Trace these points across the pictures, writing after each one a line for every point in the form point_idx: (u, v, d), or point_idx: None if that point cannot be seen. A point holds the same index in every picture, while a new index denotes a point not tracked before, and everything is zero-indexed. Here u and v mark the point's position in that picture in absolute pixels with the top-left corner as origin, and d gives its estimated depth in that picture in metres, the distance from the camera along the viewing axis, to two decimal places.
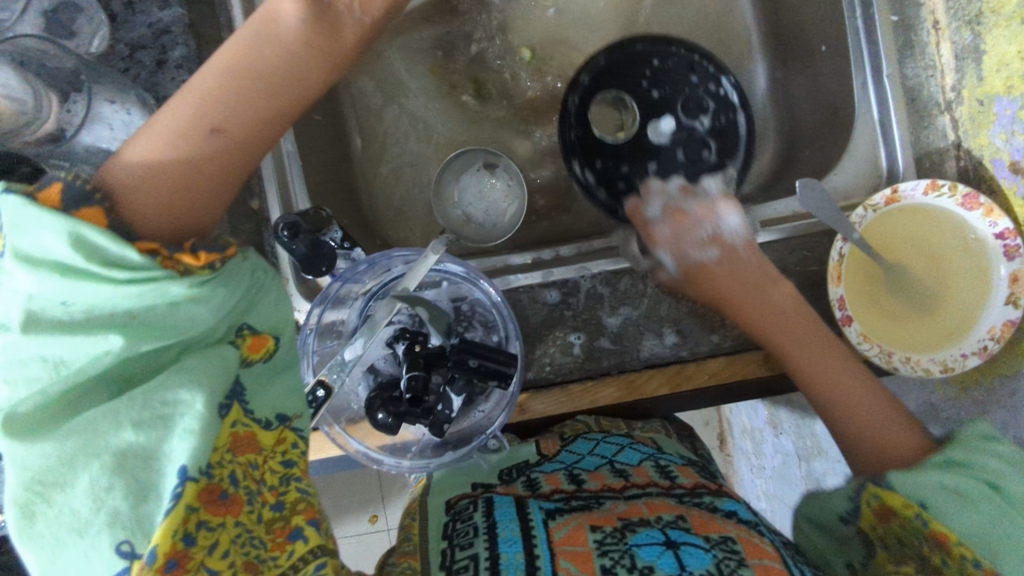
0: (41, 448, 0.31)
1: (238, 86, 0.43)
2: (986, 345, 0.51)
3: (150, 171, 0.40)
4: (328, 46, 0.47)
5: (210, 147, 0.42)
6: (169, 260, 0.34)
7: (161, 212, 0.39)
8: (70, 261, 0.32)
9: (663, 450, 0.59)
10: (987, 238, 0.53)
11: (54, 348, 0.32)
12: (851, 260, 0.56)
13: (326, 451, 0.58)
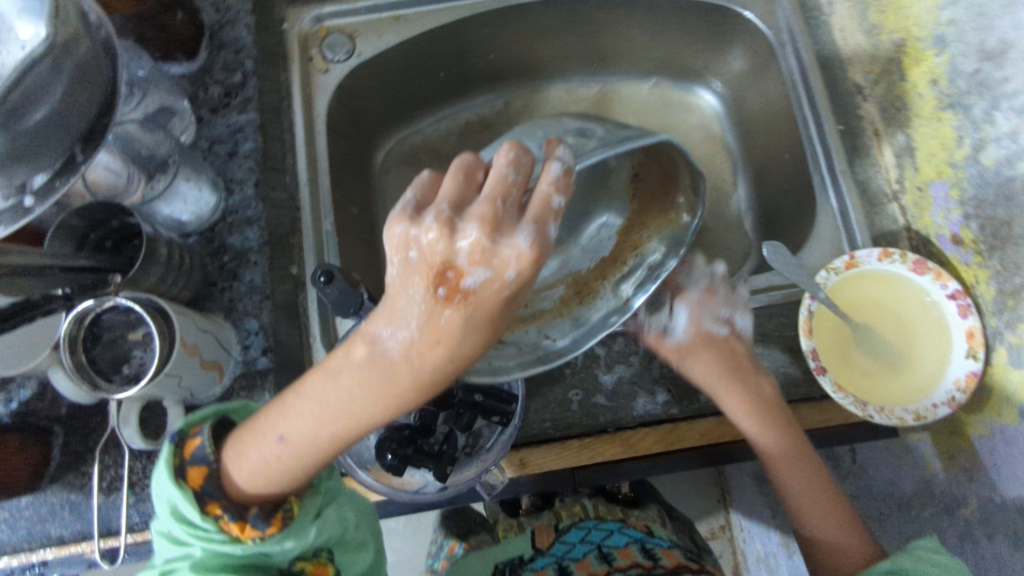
0: None
1: (341, 398, 0.44)
2: (953, 396, 0.56)
3: (252, 473, 0.45)
4: (386, 392, 0.43)
5: (303, 442, 0.45)
6: (228, 524, 0.44)
7: (251, 489, 0.45)
8: (174, 510, 0.45)
9: (652, 535, 0.73)
10: (941, 298, 0.59)
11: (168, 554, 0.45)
12: (820, 318, 0.61)
13: None
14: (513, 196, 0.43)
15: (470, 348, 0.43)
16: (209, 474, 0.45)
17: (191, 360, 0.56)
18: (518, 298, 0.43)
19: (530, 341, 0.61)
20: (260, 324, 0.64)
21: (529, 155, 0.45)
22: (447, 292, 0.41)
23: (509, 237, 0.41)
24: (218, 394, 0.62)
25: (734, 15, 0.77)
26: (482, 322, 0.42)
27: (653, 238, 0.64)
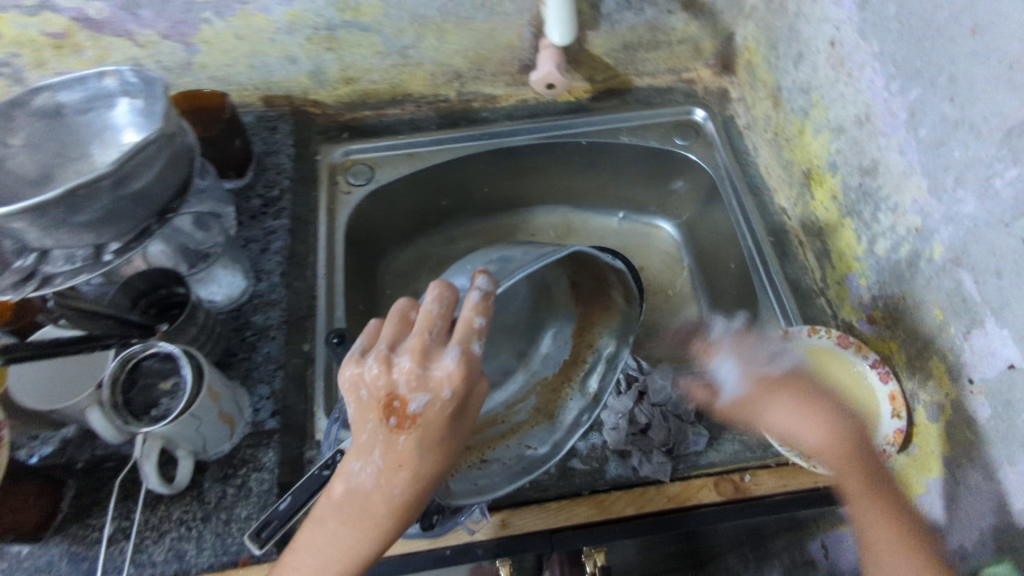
0: None
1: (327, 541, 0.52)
2: (886, 450, 0.65)
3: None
4: (363, 523, 0.51)
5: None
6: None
7: None
8: None
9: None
10: (866, 367, 0.70)
11: None
12: None
13: None
14: (438, 324, 0.52)
15: (431, 464, 0.51)
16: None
17: (212, 405, 0.64)
18: (464, 406, 0.52)
19: (514, 451, 0.68)
20: (271, 390, 0.73)
21: (452, 289, 0.54)
22: (397, 421, 0.50)
23: (437, 358, 0.51)
24: (228, 451, 0.69)
25: (682, 157, 0.95)
26: (436, 438, 0.51)
27: (603, 333, 0.75)
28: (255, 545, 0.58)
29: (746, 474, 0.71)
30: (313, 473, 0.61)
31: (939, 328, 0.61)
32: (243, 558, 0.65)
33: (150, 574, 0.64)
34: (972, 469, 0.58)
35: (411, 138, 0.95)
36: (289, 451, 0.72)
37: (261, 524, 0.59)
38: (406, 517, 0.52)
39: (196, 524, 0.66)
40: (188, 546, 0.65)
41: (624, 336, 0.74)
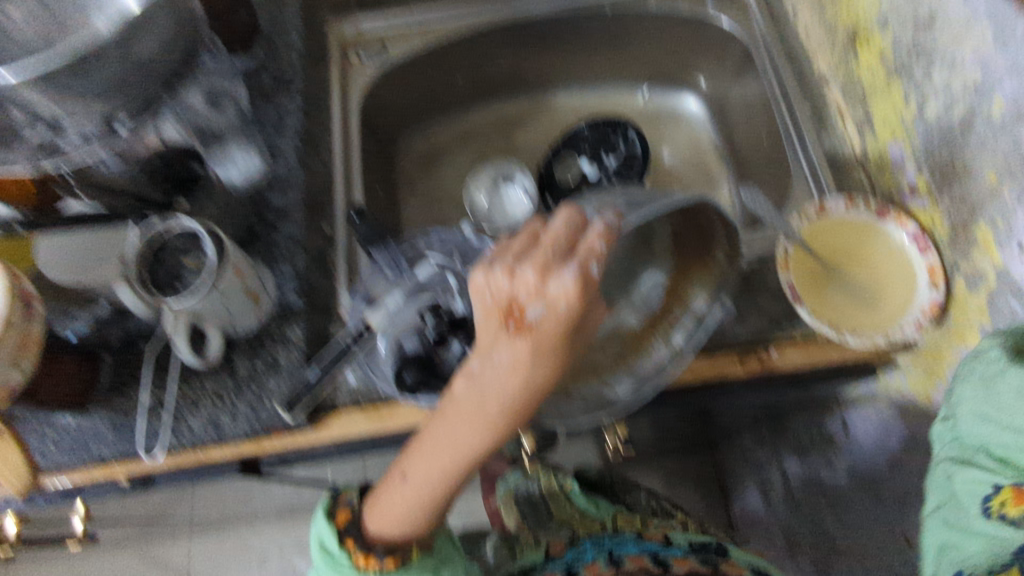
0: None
1: (437, 438, 0.57)
2: (920, 321, 0.65)
3: (383, 513, 0.62)
4: (475, 417, 0.55)
5: (421, 482, 0.59)
6: (355, 555, 0.62)
7: (384, 532, 0.62)
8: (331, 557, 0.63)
9: (669, 544, 0.82)
10: (904, 240, 0.68)
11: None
12: (796, 258, 0.70)
13: (352, 427, 0.70)
14: (562, 244, 0.53)
15: (536, 385, 0.54)
16: (351, 516, 0.65)
17: (237, 281, 0.64)
18: (580, 318, 0.53)
19: (593, 391, 0.62)
20: (295, 270, 0.73)
21: (583, 216, 0.54)
22: (514, 326, 0.53)
23: (559, 272, 0.51)
24: (255, 329, 0.70)
25: (715, 24, 0.89)
26: (545, 358, 0.52)
27: (697, 288, 0.63)
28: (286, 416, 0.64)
29: (771, 348, 0.70)
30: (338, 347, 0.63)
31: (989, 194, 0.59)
32: (277, 427, 0.68)
33: (192, 441, 0.67)
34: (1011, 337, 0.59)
35: (427, 11, 0.90)
36: (315, 328, 0.73)
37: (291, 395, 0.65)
38: (509, 419, 0.55)
39: (230, 397, 0.68)
40: (223, 417, 0.68)
41: (717, 296, 0.63)
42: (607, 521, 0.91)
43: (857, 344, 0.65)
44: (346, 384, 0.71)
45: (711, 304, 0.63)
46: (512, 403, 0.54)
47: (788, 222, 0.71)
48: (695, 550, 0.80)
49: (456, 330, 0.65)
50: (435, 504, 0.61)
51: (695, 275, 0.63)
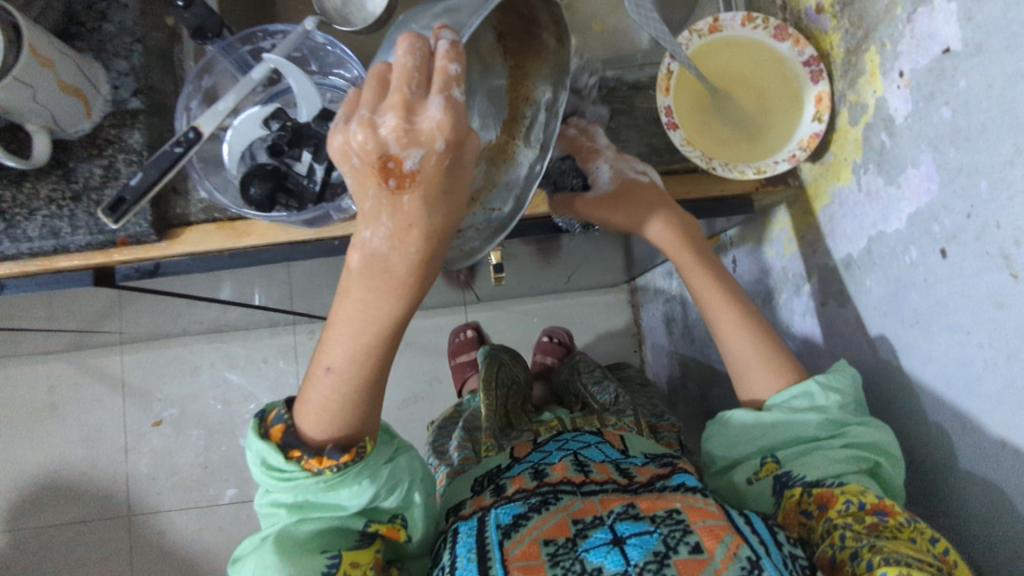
0: (272, 519, 0.56)
1: (361, 317, 0.50)
2: (795, 154, 0.61)
3: (317, 417, 0.54)
4: (388, 284, 0.48)
5: (348, 368, 0.52)
6: (308, 462, 0.53)
7: (318, 433, 0.54)
8: (272, 468, 0.54)
9: (628, 452, 0.73)
10: (799, 64, 0.63)
11: (296, 507, 0.55)
12: (680, 79, 0.64)
13: (207, 242, 0.67)
14: (416, 78, 0.41)
15: (446, 234, 0.46)
16: (287, 429, 0.54)
17: (45, 72, 0.57)
18: (468, 151, 0.43)
19: (479, 221, 0.51)
20: (131, 67, 0.66)
21: (424, 37, 0.42)
22: (396, 183, 0.42)
23: (423, 106, 0.41)
24: (88, 131, 0.64)
25: None
26: (447, 204, 0.44)
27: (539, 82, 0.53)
28: (111, 220, 0.57)
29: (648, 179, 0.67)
30: (164, 150, 0.57)
31: (885, 11, 0.53)
32: (122, 239, 0.64)
33: (30, 248, 0.63)
34: (877, 174, 0.56)
35: None
36: (159, 135, 0.67)
37: (113, 200, 0.57)
38: (426, 272, 0.48)
39: (67, 204, 0.63)
40: (61, 225, 0.63)
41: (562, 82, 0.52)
42: (566, 421, 0.86)
43: (726, 174, 0.61)
44: (198, 196, 0.67)
45: (558, 89, 0.52)
46: (423, 257, 0.46)
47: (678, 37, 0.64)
48: (652, 459, 0.72)
49: (300, 141, 0.61)
50: (373, 390, 0.54)
51: (532, 68, 0.53)
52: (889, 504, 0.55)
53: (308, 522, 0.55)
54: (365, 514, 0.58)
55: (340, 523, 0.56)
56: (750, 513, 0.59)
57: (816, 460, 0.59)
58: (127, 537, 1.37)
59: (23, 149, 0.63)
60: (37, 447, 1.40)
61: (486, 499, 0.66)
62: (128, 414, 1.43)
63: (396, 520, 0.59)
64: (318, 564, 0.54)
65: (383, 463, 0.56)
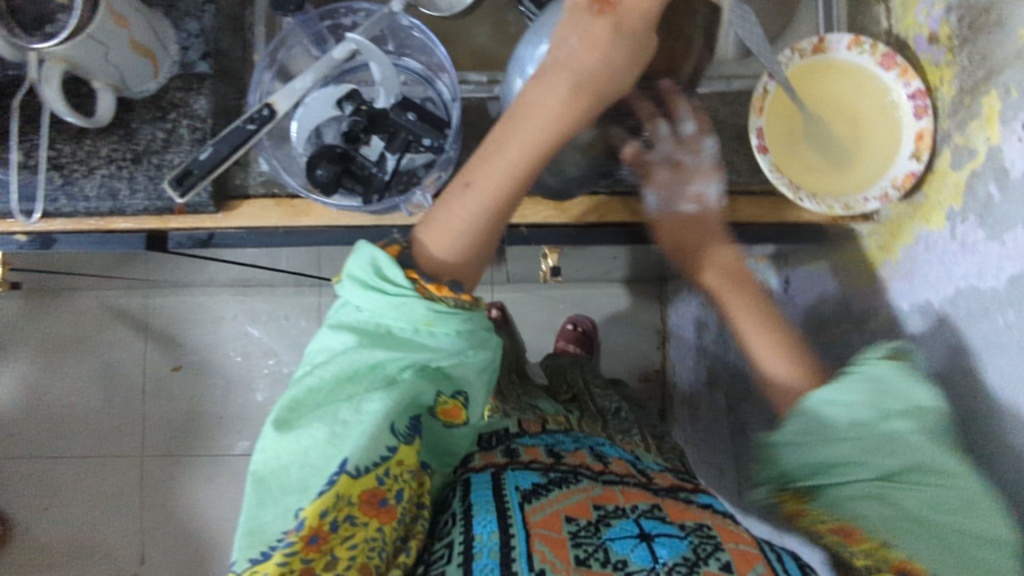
0: (341, 343, 0.47)
1: (514, 137, 0.51)
2: (887, 192, 0.59)
3: (440, 231, 0.51)
4: (557, 100, 0.50)
5: (483, 185, 0.51)
6: (424, 287, 0.47)
7: (439, 253, 0.51)
8: (375, 282, 0.47)
9: (641, 458, 0.70)
10: (902, 97, 0.59)
11: (377, 336, 0.47)
12: (775, 100, 0.62)
13: (264, 218, 0.65)
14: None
15: (625, 70, 0.51)
16: (403, 251, 0.51)
17: (119, 30, 0.54)
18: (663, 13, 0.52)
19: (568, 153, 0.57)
20: (201, 28, 0.63)
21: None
22: (598, 7, 0.50)
23: None
24: (154, 91, 0.62)
25: None
26: (633, 47, 0.50)
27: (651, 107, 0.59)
28: (177, 193, 0.54)
29: (726, 200, 0.65)
30: (236, 125, 0.55)
31: (1016, 55, 0.50)
32: (179, 207, 0.62)
33: (87, 207, 0.62)
34: (977, 227, 0.54)
35: None
36: (224, 101, 0.64)
37: (180, 172, 0.54)
38: (595, 103, 0.51)
39: (127, 165, 0.62)
40: (120, 186, 0.61)
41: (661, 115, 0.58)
42: (572, 420, 0.79)
43: (813, 207, 0.59)
44: (258, 169, 0.65)
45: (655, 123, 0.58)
46: (597, 78, 0.50)
47: (778, 55, 0.61)
48: (669, 469, 0.69)
49: (375, 127, 0.58)
50: (493, 234, 0.53)
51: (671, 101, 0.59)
52: (916, 566, 0.46)
53: (382, 362, 0.46)
54: (437, 380, 0.48)
55: (414, 386, 0.46)
56: (780, 552, 0.54)
57: (864, 503, 0.49)
58: (139, 478, 1.39)
59: (85, 105, 0.61)
60: (57, 379, 1.41)
61: (498, 458, 0.61)
62: (150, 358, 1.43)
63: (460, 399, 0.50)
64: (382, 436, 0.46)
65: (483, 329, 0.49)
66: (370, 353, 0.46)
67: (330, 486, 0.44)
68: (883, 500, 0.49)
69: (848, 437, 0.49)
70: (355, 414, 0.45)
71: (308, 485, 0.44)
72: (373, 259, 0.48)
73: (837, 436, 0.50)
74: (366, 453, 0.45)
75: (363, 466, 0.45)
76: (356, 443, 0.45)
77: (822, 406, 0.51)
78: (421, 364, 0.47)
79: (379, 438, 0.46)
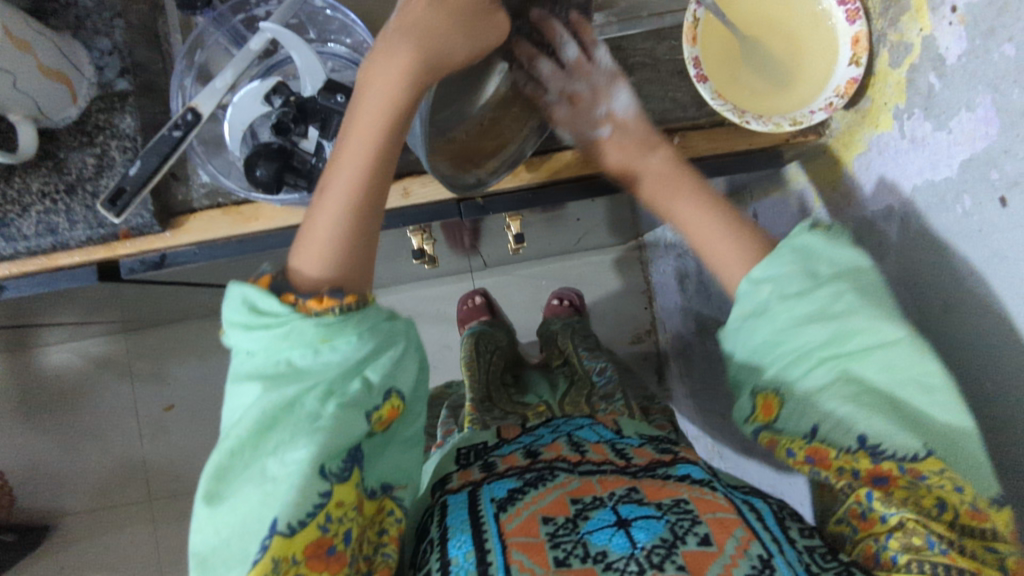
0: (241, 394, 0.48)
1: (357, 120, 0.52)
2: (832, 102, 0.58)
3: (309, 249, 0.50)
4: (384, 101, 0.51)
5: (338, 186, 0.50)
6: (307, 305, 0.48)
7: (313, 267, 0.50)
8: (253, 323, 0.48)
9: (623, 434, 0.71)
10: (832, 6, 0.58)
11: (272, 383, 0.47)
12: (706, 27, 0.60)
13: (214, 229, 0.63)
14: None
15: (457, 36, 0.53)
16: (277, 279, 0.50)
17: (24, 57, 0.52)
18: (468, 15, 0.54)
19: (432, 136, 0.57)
20: (114, 44, 0.61)
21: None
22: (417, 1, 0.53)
23: None
24: (76, 117, 0.60)
25: None
26: (457, 2, 0.53)
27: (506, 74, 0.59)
28: (112, 213, 0.56)
29: (675, 137, 0.65)
30: (162, 134, 0.55)
31: None
32: (123, 231, 0.61)
33: (28, 246, 0.60)
34: (924, 119, 0.53)
35: None
36: (151, 116, 0.63)
37: (113, 192, 0.55)
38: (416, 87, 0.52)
39: (61, 197, 0.60)
40: (58, 220, 0.60)
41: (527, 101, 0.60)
42: (553, 406, 0.85)
43: (761, 127, 0.58)
44: (199, 181, 0.63)
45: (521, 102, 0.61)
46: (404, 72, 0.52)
47: None
48: (649, 441, 0.69)
49: (306, 116, 0.58)
50: (368, 221, 0.51)
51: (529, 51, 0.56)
52: (889, 464, 0.47)
53: (281, 403, 0.47)
54: (361, 400, 0.48)
55: (328, 383, 0.48)
56: (758, 507, 0.55)
57: (833, 397, 0.48)
58: (150, 521, 1.37)
59: (8, 140, 0.59)
60: (48, 436, 1.39)
61: (475, 475, 0.63)
62: (140, 401, 1.41)
63: (392, 399, 0.50)
64: (314, 483, 0.46)
65: (385, 321, 0.51)
66: (273, 402, 0.47)
67: (264, 552, 0.45)
68: (849, 392, 0.48)
69: (808, 321, 0.49)
70: (275, 399, 0.47)
71: (246, 555, 0.45)
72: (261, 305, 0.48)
73: (778, 318, 0.50)
74: (297, 507, 0.46)
75: (295, 520, 0.46)
76: (287, 500, 0.45)
77: (755, 285, 0.51)
78: (336, 390, 0.48)
79: (304, 482, 0.46)
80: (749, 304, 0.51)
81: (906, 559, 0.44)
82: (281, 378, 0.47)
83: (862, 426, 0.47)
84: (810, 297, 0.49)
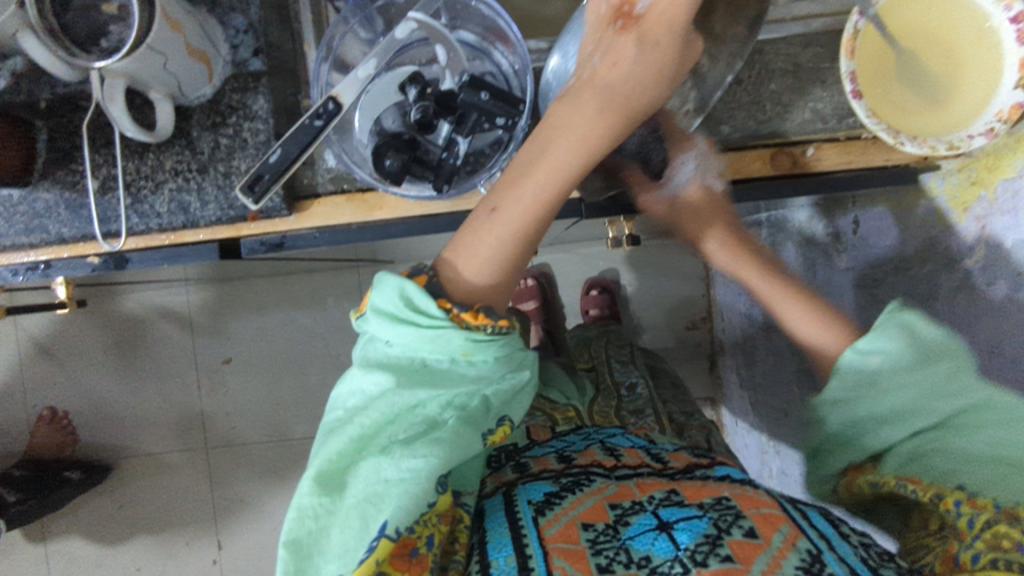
0: (371, 379, 0.45)
1: (551, 154, 0.47)
2: (993, 126, 0.55)
3: (469, 262, 0.47)
4: (577, 124, 0.47)
5: (511, 212, 0.47)
6: (460, 316, 0.44)
7: (470, 283, 0.46)
8: (401, 313, 0.44)
9: (656, 442, 0.66)
10: (1002, 23, 0.55)
11: (408, 383, 0.44)
12: (864, 40, 0.58)
13: (338, 216, 0.64)
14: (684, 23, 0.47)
15: (655, 92, 0.49)
16: (432, 279, 0.46)
17: (177, 37, 0.51)
18: (679, 53, 0.48)
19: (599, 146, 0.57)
20: (249, 22, 0.60)
21: None
22: (623, 24, 0.49)
23: None
24: (210, 96, 0.60)
25: None
26: (667, 58, 0.48)
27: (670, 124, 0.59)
28: (250, 200, 0.52)
29: (809, 148, 0.63)
30: (303, 123, 0.52)
31: None
32: (252, 214, 0.61)
33: (159, 224, 0.61)
34: None
35: None
36: (282, 98, 0.62)
37: (251, 178, 0.52)
38: (622, 121, 0.48)
39: (194, 176, 0.60)
40: (190, 199, 0.60)
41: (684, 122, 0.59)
42: (583, 412, 0.75)
43: (914, 150, 0.56)
44: (325, 166, 0.63)
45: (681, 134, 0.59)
46: (614, 106, 0.48)
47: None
48: (683, 447, 0.65)
49: (442, 111, 0.56)
50: (525, 253, 0.48)
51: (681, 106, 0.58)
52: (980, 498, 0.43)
53: (403, 407, 0.44)
54: (480, 418, 0.45)
55: (456, 399, 0.44)
56: (805, 510, 0.51)
57: (932, 459, 0.47)
58: (207, 470, 1.42)
59: (143, 117, 0.59)
60: (113, 381, 1.42)
61: (508, 476, 0.58)
62: (200, 353, 1.43)
63: (505, 425, 0.47)
64: (426, 493, 0.42)
65: (522, 351, 0.46)
66: (405, 399, 0.43)
67: (371, 552, 0.41)
68: (945, 458, 0.46)
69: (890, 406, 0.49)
70: (405, 400, 0.43)
71: (348, 550, 0.41)
72: (406, 299, 0.44)
73: (885, 386, 0.49)
74: (407, 515, 0.42)
75: (403, 528, 0.42)
76: (397, 505, 0.42)
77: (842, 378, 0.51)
78: (459, 402, 0.44)
79: (422, 489, 0.42)
80: (835, 387, 0.52)
81: (988, 557, 0.40)
82: (414, 381, 0.44)
83: (961, 478, 0.45)
84: (924, 371, 0.48)
